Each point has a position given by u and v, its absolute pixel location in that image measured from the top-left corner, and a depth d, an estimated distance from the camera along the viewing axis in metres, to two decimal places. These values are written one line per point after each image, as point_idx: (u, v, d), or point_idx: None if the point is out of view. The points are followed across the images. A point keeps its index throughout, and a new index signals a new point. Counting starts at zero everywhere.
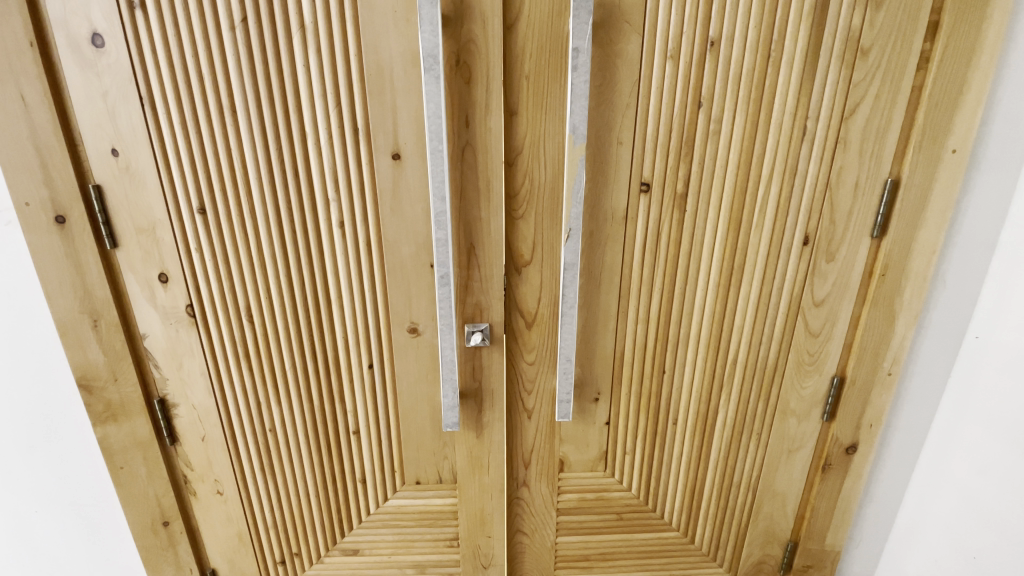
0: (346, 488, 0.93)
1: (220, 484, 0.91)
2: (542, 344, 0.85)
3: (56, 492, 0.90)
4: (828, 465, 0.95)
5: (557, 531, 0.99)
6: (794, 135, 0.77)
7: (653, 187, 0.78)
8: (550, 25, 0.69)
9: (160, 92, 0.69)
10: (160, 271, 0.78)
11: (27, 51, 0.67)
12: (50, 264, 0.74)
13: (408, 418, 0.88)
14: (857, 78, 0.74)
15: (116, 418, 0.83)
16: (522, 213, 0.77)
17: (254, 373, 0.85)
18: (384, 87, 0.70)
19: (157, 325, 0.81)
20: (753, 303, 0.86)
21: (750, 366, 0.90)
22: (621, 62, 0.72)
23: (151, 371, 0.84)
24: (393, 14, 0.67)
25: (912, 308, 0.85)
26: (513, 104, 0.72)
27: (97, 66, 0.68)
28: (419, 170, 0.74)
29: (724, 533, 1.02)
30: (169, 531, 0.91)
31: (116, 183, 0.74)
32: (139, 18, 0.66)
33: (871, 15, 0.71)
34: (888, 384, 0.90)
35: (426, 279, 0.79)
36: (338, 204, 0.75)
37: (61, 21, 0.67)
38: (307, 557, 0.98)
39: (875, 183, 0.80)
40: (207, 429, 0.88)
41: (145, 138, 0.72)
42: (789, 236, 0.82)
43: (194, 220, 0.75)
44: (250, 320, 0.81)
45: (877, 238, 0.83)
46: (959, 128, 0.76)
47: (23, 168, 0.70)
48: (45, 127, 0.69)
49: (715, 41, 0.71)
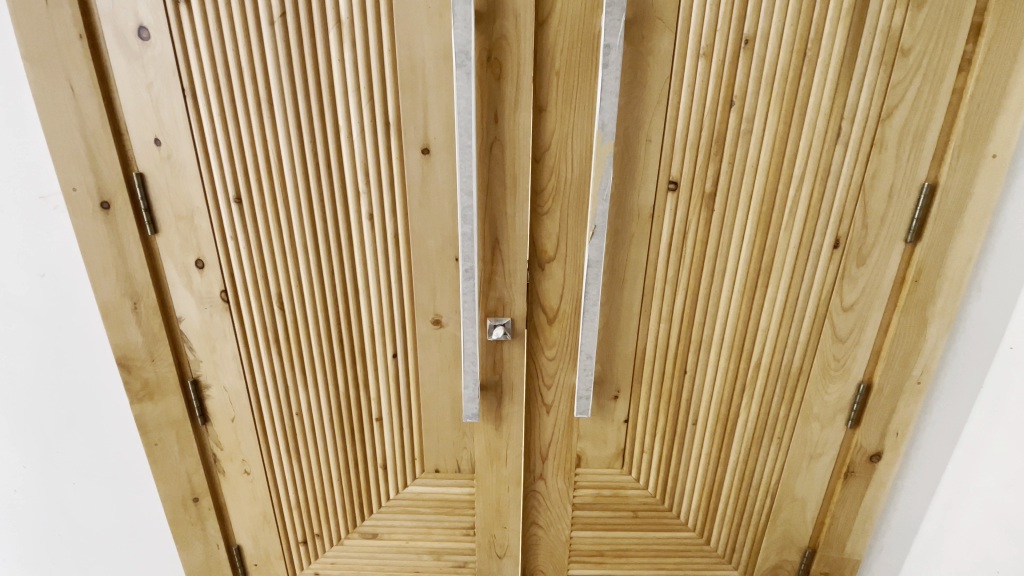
0: (368, 473, 0.96)
1: (247, 463, 0.95)
2: (563, 339, 0.85)
3: (93, 463, 0.95)
4: (851, 472, 0.94)
5: (572, 525, 1.00)
6: (828, 137, 0.75)
7: (681, 186, 0.78)
8: (582, 20, 0.69)
9: (201, 84, 0.72)
10: (196, 257, 0.81)
11: (76, 43, 0.70)
12: (94, 248, 0.78)
13: (429, 407, 0.89)
14: (896, 79, 0.72)
15: (152, 397, 0.87)
16: (547, 210, 0.78)
17: (282, 359, 0.87)
18: (416, 83, 0.71)
19: (192, 308, 0.84)
20: (779, 306, 0.85)
21: (773, 369, 0.89)
22: (651, 60, 0.72)
23: (186, 353, 0.87)
24: (427, 10, 0.68)
25: (945, 316, 0.83)
26: (542, 101, 0.73)
27: (142, 58, 0.71)
28: (447, 165, 0.75)
29: (741, 535, 1.01)
30: (198, 507, 0.95)
31: (158, 171, 0.76)
32: (183, 12, 0.69)
33: (913, 14, 0.69)
34: (916, 393, 0.88)
35: (451, 272, 0.80)
36: (368, 196, 0.77)
37: (109, 13, 0.69)
38: (328, 539, 1.01)
39: (910, 187, 0.78)
40: (237, 410, 0.91)
41: (186, 128, 0.74)
42: (819, 240, 0.81)
43: (231, 209, 0.78)
44: (280, 307, 0.84)
45: (911, 243, 0.81)
46: (1001, 131, 0.74)
47: (71, 155, 0.74)
48: (93, 116, 0.73)
49: (749, 39, 0.70)
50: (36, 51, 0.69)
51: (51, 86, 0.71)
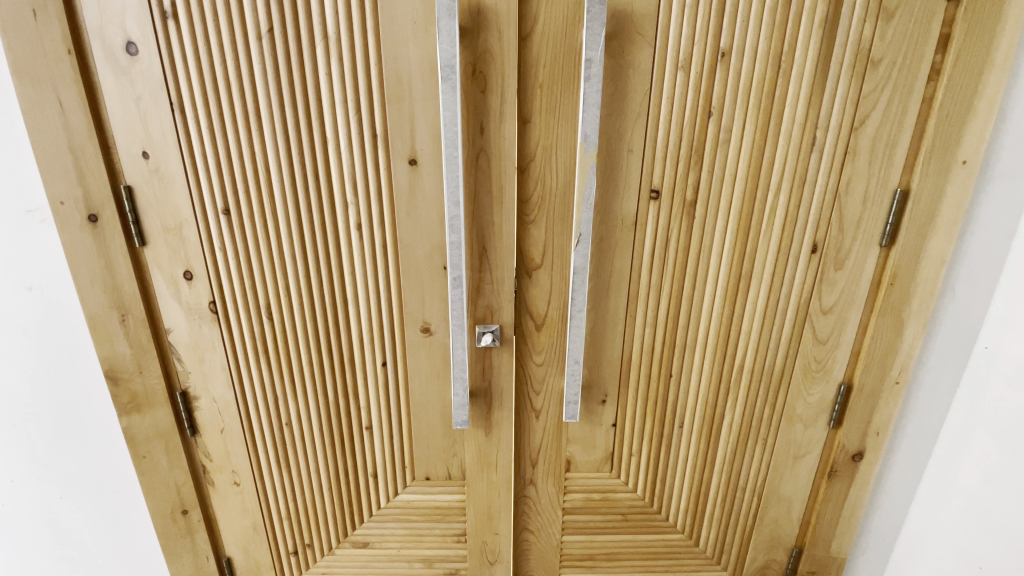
0: (358, 482, 0.96)
1: (237, 474, 0.94)
2: (551, 345, 0.87)
3: (80, 476, 0.94)
4: (834, 472, 0.96)
5: (563, 530, 1.00)
6: (803, 146, 0.78)
7: (663, 195, 0.80)
8: (564, 34, 0.71)
9: (189, 97, 0.73)
10: (185, 268, 0.81)
11: (64, 58, 0.70)
12: (82, 261, 0.78)
13: (419, 415, 0.90)
14: (867, 89, 0.75)
15: (141, 409, 0.87)
16: (534, 218, 0.79)
17: (272, 369, 0.88)
18: (403, 96, 0.72)
19: (181, 320, 0.84)
20: (760, 310, 0.87)
21: (756, 371, 0.91)
22: (632, 73, 0.74)
23: (175, 364, 0.87)
24: (412, 25, 0.69)
25: (920, 317, 0.86)
26: (527, 113, 0.74)
27: (130, 72, 0.72)
28: (434, 175, 0.76)
29: (729, 536, 1.03)
30: (188, 519, 0.95)
31: (146, 184, 0.77)
32: (171, 28, 0.70)
33: (882, 26, 0.72)
34: (895, 393, 0.90)
35: (440, 281, 0.81)
36: (357, 207, 0.78)
37: (97, 29, 0.70)
38: (319, 548, 1.01)
39: (883, 194, 0.81)
40: (226, 421, 0.91)
41: (174, 141, 0.75)
42: (797, 244, 0.83)
43: (219, 220, 0.79)
44: (269, 317, 0.84)
45: (885, 247, 0.83)
46: (969, 139, 0.77)
47: (59, 168, 0.74)
48: (80, 129, 0.73)
49: (726, 52, 0.73)
50: (23, 65, 0.70)
51: (39, 100, 0.71)
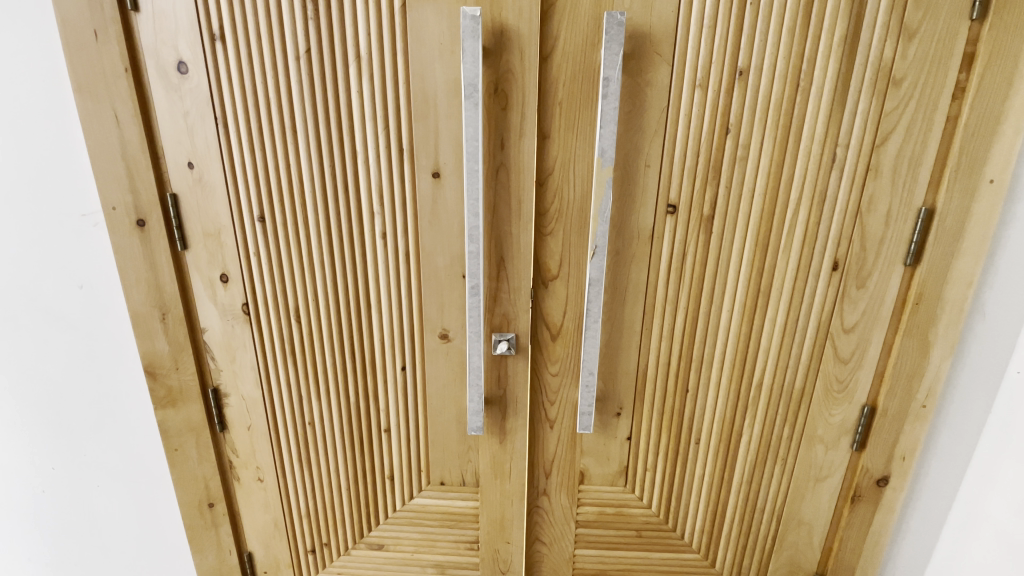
0: (376, 484, 0.98)
1: (261, 470, 0.98)
2: (566, 355, 0.88)
3: (116, 465, 1.00)
4: (857, 496, 0.93)
5: (576, 543, 1.00)
6: (823, 163, 0.78)
7: (680, 209, 0.81)
8: (583, 54, 0.74)
9: (232, 112, 0.78)
10: (221, 271, 0.86)
11: (121, 76, 0.77)
12: (129, 263, 0.84)
13: (436, 419, 0.92)
14: (889, 108, 0.75)
15: (175, 403, 0.92)
16: (551, 230, 0.82)
17: (297, 370, 0.92)
18: (428, 112, 0.76)
19: (215, 319, 0.89)
20: (780, 326, 0.86)
21: (775, 390, 0.90)
22: (650, 91, 0.75)
23: (208, 362, 0.92)
24: (439, 46, 0.73)
25: (947, 338, 0.84)
26: (547, 129, 0.77)
27: (181, 89, 0.78)
28: (456, 188, 0.79)
29: (747, 558, 1.01)
30: (213, 512, 0.99)
31: (190, 192, 0.83)
32: (219, 49, 0.75)
33: (904, 45, 0.72)
34: (922, 416, 0.88)
35: (459, 289, 0.84)
36: (382, 217, 0.82)
37: (152, 49, 0.76)
38: (335, 548, 1.03)
39: (907, 212, 0.80)
40: (253, 419, 0.95)
41: (217, 152, 0.80)
42: (818, 262, 0.82)
43: (254, 227, 0.84)
44: (297, 319, 0.88)
45: (910, 266, 0.82)
46: (996, 158, 0.76)
47: (112, 176, 0.80)
48: (133, 141, 0.79)
49: (744, 71, 0.74)
50: (85, 82, 0.76)
51: (97, 113, 0.78)
